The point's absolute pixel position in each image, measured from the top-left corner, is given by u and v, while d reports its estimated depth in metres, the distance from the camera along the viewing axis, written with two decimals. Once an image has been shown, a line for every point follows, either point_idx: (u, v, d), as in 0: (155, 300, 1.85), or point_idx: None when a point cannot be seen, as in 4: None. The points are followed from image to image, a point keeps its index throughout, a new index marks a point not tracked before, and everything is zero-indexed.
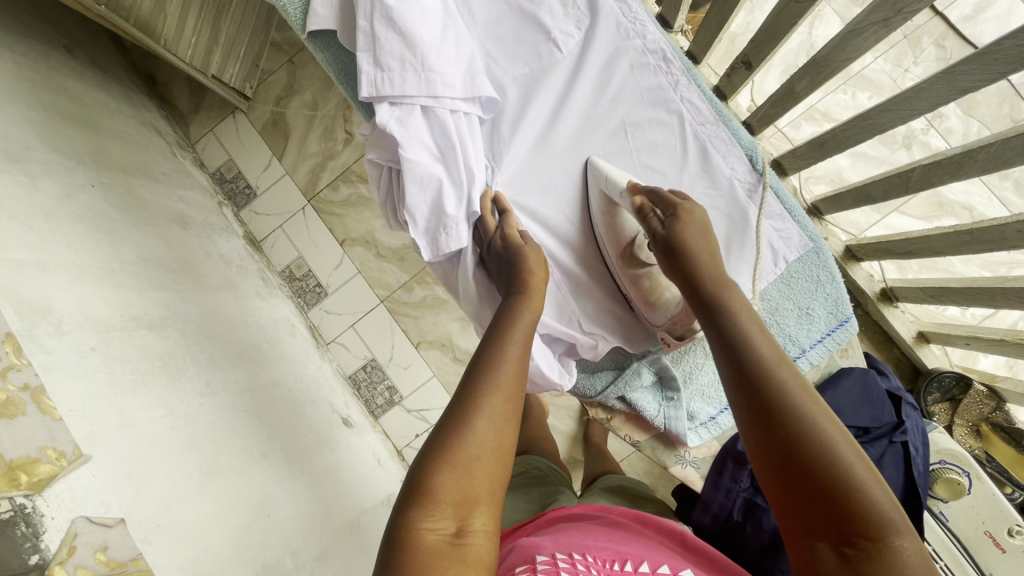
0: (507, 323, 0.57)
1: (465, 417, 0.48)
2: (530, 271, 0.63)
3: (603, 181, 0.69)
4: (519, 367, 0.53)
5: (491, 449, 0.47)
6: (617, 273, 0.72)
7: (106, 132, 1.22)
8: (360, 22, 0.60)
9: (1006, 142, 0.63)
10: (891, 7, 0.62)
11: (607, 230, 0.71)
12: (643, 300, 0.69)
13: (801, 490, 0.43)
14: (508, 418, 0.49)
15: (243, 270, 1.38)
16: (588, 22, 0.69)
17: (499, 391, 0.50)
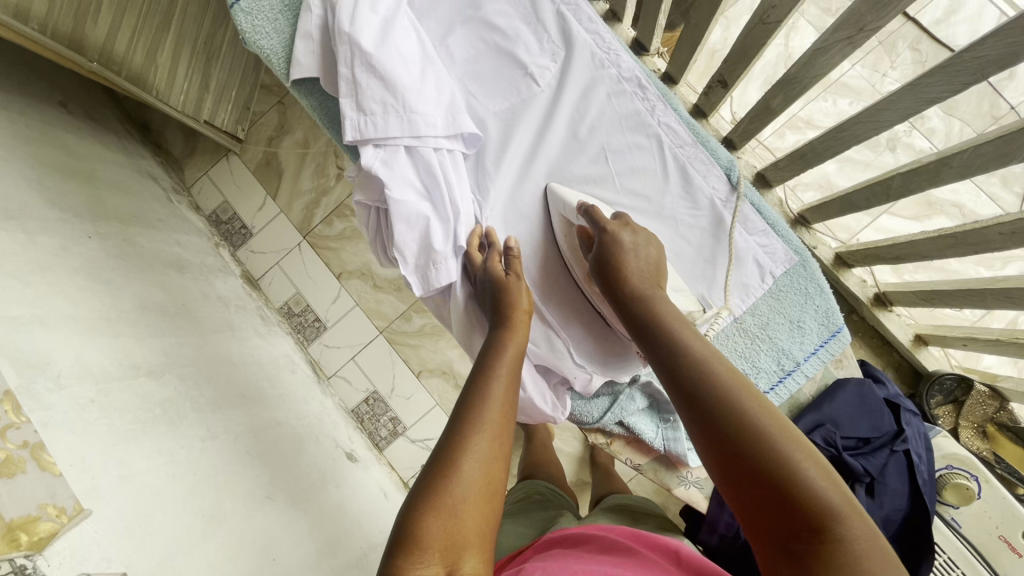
0: (490, 359, 0.58)
1: (450, 459, 0.48)
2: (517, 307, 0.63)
3: (561, 205, 0.70)
4: (504, 405, 0.54)
5: (477, 485, 0.47)
6: (586, 292, 0.70)
7: (103, 183, 1.24)
8: (341, 69, 0.63)
9: (977, 149, 0.64)
10: (854, 25, 0.62)
11: (569, 249, 0.70)
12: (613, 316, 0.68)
13: (745, 482, 0.43)
14: (495, 453, 0.50)
15: (242, 309, 1.39)
16: (563, 54, 0.70)
17: (486, 428, 0.51)
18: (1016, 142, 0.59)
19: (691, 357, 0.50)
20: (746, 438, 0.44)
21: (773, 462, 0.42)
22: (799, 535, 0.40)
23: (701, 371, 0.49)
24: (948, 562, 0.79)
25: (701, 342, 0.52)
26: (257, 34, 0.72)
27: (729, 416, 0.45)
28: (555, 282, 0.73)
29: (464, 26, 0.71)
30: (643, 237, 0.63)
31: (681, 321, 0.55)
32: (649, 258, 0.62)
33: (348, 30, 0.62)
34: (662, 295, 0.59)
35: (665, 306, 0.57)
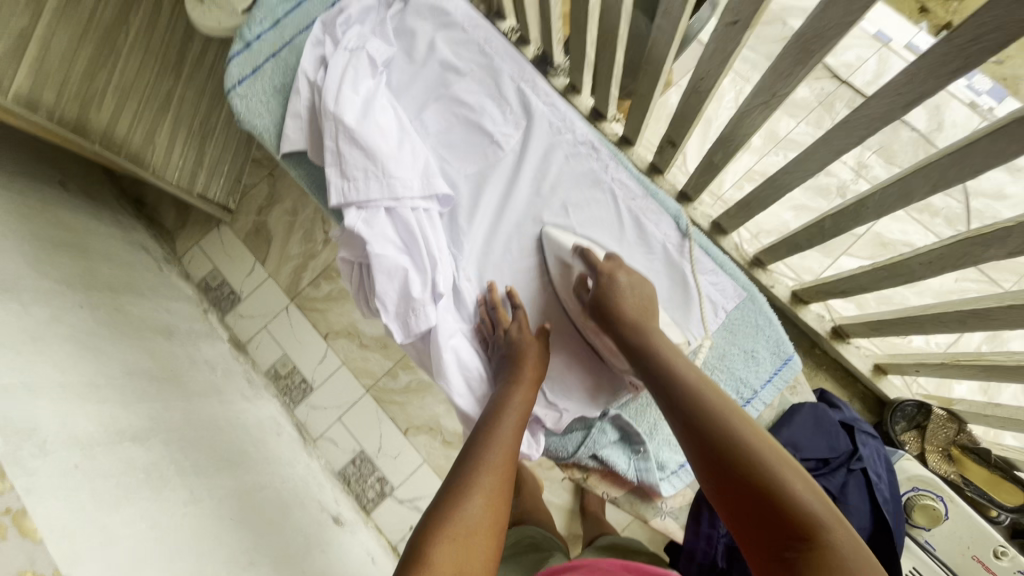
0: (498, 404, 0.64)
1: (462, 493, 0.53)
2: (530, 361, 0.68)
3: (555, 246, 0.74)
4: (510, 449, 0.59)
5: (483, 524, 0.52)
6: (582, 330, 0.72)
7: (96, 256, 1.29)
8: (327, 143, 0.72)
9: (884, 191, 0.68)
10: (767, 92, 0.71)
11: (564, 289, 0.74)
12: (608, 351, 0.69)
13: (741, 497, 0.47)
14: (500, 492, 0.55)
15: (228, 373, 1.40)
16: (524, 124, 0.80)
17: (492, 467, 0.56)
18: (913, 184, 0.63)
19: (688, 384, 0.56)
20: (738, 457, 0.49)
21: (764, 477, 0.47)
22: (791, 544, 0.43)
23: (693, 397, 0.55)
24: None
25: (691, 370, 0.58)
26: (252, 115, 0.83)
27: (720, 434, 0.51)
28: (558, 329, 0.75)
29: (436, 103, 0.81)
30: (635, 280, 0.67)
31: (676, 353, 0.61)
32: (642, 296, 0.67)
33: (333, 109, 0.72)
34: (656, 330, 0.64)
35: (660, 340, 0.62)
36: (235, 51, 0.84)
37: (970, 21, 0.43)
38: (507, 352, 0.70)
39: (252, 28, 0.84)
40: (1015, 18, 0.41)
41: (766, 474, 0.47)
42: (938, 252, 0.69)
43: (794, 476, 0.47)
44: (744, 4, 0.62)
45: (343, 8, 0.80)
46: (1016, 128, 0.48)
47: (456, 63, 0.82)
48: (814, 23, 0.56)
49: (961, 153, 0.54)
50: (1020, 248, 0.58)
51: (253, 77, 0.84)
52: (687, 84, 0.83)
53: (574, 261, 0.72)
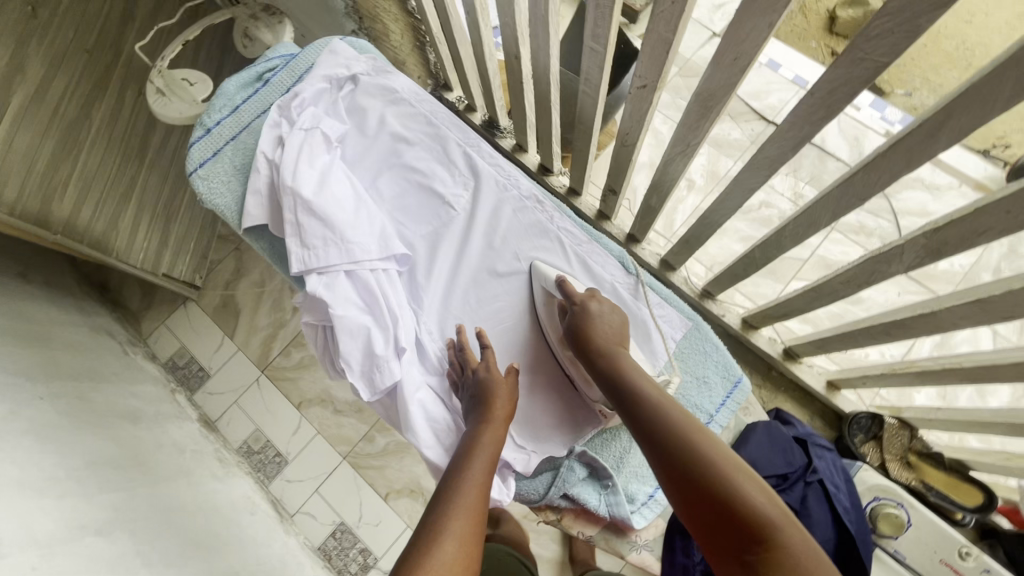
0: (467, 443, 0.64)
1: (429, 533, 0.52)
2: (494, 398, 0.69)
3: (542, 279, 0.78)
4: (479, 484, 0.59)
5: (462, 568, 0.50)
6: (561, 359, 0.74)
7: (58, 345, 1.27)
8: (287, 216, 0.76)
9: (794, 221, 0.74)
10: (682, 143, 0.79)
11: (547, 319, 0.77)
12: (584, 378, 0.71)
13: (705, 508, 0.49)
14: (470, 529, 0.54)
15: (198, 453, 1.37)
16: (472, 184, 0.86)
17: (460, 504, 0.56)
18: (815, 216, 0.70)
19: (654, 402, 0.58)
20: (696, 470, 0.50)
21: (721, 485, 0.49)
22: (752, 550, 0.45)
23: (654, 414, 0.57)
24: None
25: (656, 389, 0.60)
26: (213, 194, 0.87)
27: (686, 450, 0.52)
28: (530, 370, 0.77)
29: (389, 171, 0.87)
30: (608, 306, 0.71)
31: (642, 373, 0.63)
32: (615, 324, 0.70)
33: (291, 183, 0.77)
34: (625, 353, 0.66)
35: (627, 363, 0.64)
36: (195, 137, 0.90)
37: (825, 77, 0.51)
38: (475, 392, 0.70)
39: (211, 115, 0.90)
40: (855, 73, 0.49)
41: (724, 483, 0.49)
42: (850, 272, 0.75)
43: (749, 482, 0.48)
44: (648, 70, 0.70)
45: (297, 93, 0.87)
46: (881, 161, 0.55)
47: (406, 133, 0.88)
48: (707, 84, 0.65)
49: (846, 184, 0.61)
50: (915, 262, 0.65)
51: (214, 159, 0.89)
52: (615, 139, 0.92)
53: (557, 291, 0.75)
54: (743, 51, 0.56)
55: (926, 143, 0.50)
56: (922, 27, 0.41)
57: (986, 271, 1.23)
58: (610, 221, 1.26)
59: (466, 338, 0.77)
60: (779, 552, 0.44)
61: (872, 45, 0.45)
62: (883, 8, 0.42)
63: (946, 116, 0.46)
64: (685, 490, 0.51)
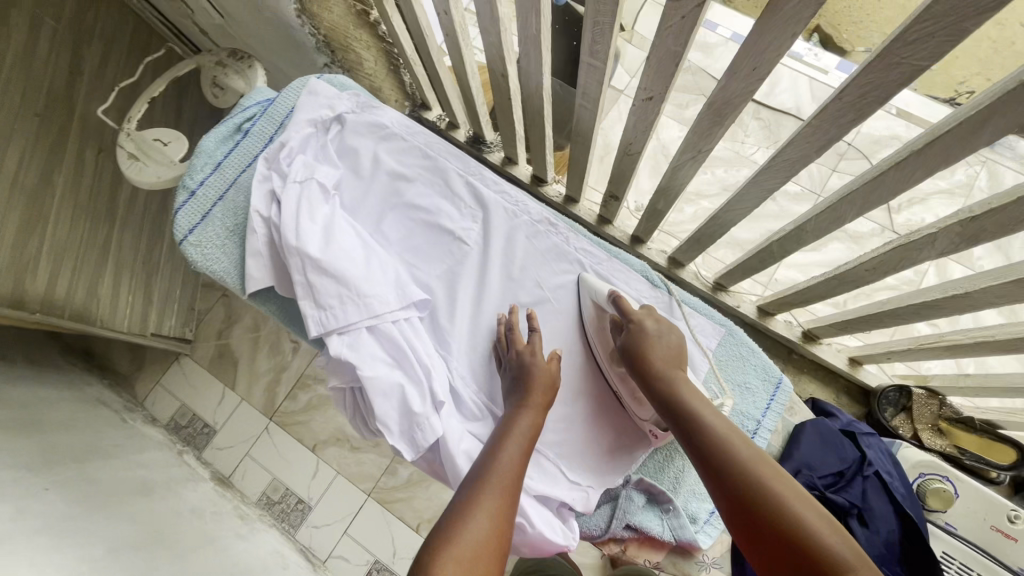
0: (508, 426, 0.63)
1: (465, 509, 0.52)
2: (539, 381, 0.68)
3: (591, 292, 0.75)
4: (517, 467, 0.58)
5: (491, 540, 0.50)
6: (607, 373, 0.73)
7: (53, 427, 1.19)
8: (296, 277, 0.72)
9: (817, 217, 0.74)
10: (693, 148, 0.77)
11: (595, 333, 0.75)
12: (631, 395, 0.70)
13: (771, 541, 0.48)
14: (505, 509, 0.53)
15: (218, 514, 1.29)
16: (481, 215, 0.83)
17: (499, 484, 0.55)
18: (842, 210, 0.70)
19: (713, 431, 0.56)
20: (763, 504, 0.49)
21: (790, 521, 0.48)
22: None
23: (715, 441, 0.55)
24: (963, 566, 0.84)
25: (715, 416, 0.57)
26: (209, 261, 0.82)
27: (753, 486, 0.51)
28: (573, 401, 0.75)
29: (393, 212, 0.84)
30: (664, 325, 0.68)
31: (697, 397, 0.60)
32: (675, 343, 0.67)
33: (295, 243, 0.73)
34: (684, 375, 0.63)
35: (685, 385, 0.62)
36: (179, 202, 0.84)
37: (856, 83, 0.50)
38: (518, 376, 0.70)
39: (193, 176, 0.85)
40: (889, 78, 0.47)
41: (792, 518, 0.48)
42: (878, 259, 0.75)
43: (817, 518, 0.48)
44: (655, 83, 0.68)
45: (284, 142, 0.82)
46: (917, 157, 0.54)
47: (403, 170, 0.84)
48: (721, 92, 0.63)
49: (877, 181, 0.60)
50: (948, 247, 0.65)
51: (204, 223, 0.84)
52: (617, 149, 0.90)
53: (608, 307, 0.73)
54: (763, 60, 0.54)
55: (968, 139, 0.49)
56: (968, 30, 0.40)
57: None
58: (611, 224, 1.24)
59: (516, 320, 0.76)
60: None
61: (911, 49, 0.43)
62: (923, 14, 0.41)
63: (990, 114, 0.45)
64: (752, 524, 0.49)
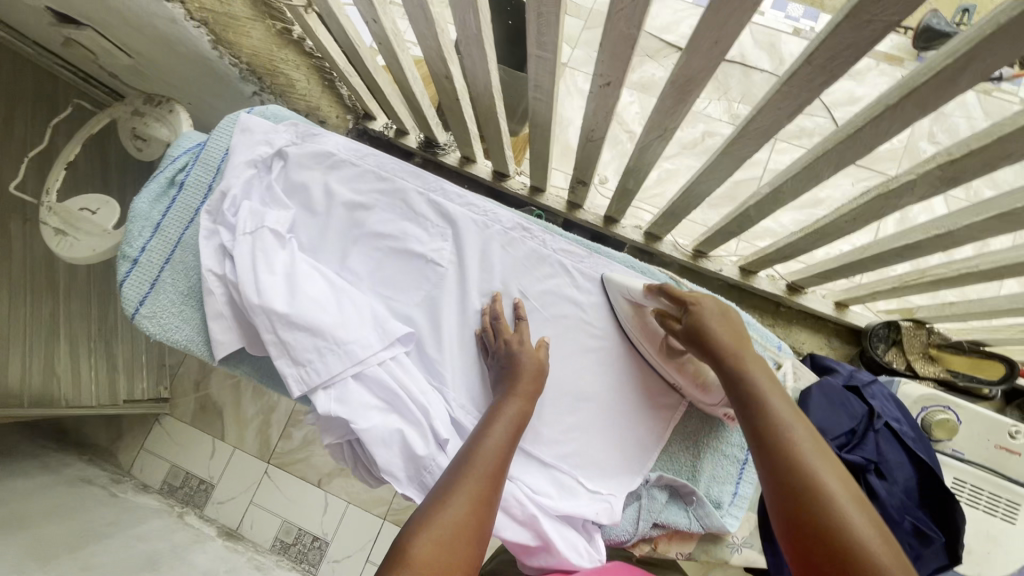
0: (495, 413, 0.63)
1: (443, 498, 0.51)
2: (524, 370, 0.67)
3: (624, 290, 0.73)
4: (500, 457, 0.57)
5: (468, 525, 0.50)
6: (659, 366, 0.72)
7: (39, 519, 1.11)
8: (267, 337, 0.67)
9: (793, 178, 0.73)
10: (659, 127, 0.75)
11: (636, 330, 0.72)
12: (696, 383, 0.69)
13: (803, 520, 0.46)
14: (484, 498, 0.53)
15: (234, 571, 1.23)
16: (450, 232, 0.79)
17: (482, 473, 0.54)
18: (818, 168, 0.68)
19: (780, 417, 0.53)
20: (804, 480, 0.48)
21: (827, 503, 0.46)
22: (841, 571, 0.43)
23: (768, 414, 0.53)
24: (974, 490, 0.88)
25: (789, 406, 0.54)
26: (168, 331, 0.76)
27: (805, 474, 0.48)
28: (580, 408, 0.74)
29: (357, 245, 0.79)
30: (724, 313, 0.64)
31: (769, 381, 0.57)
32: (734, 322, 0.63)
33: (258, 301, 0.67)
34: (749, 352, 0.60)
35: (750, 359, 0.59)
36: (122, 274, 0.78)
37: (824, 46, 0.47)
38: (505, 367, 0.69)
39: (132, 243, 0.78)
40: (861, 37, 0.45)
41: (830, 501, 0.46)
42: (857, 210, 0.74)
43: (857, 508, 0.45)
44: (611, 68, 0.65)
45: (224, 191, 0.75)
46: (892, 112, 0.53)
47: (359, 199, 0.79)
48: (682, 70, 0.60)
49: (853, 137, 0.59)
50: (928, 191, 0.64)
51: (154, 292, 0.77)
52: (579, 136, 0.86)
53: (648, 301, 0.70)
54: (724, 34, 0.51)
55: (945, 89, 0.47)
56: None
57: (925, 141, 1.28)
58: (581, 208, 1.21)
59: (500, 308, 0.75)
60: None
61: (881, 6, 0.41)
62: None
63: (966, 62, 0.44)
64: (792, 512, 0.47)
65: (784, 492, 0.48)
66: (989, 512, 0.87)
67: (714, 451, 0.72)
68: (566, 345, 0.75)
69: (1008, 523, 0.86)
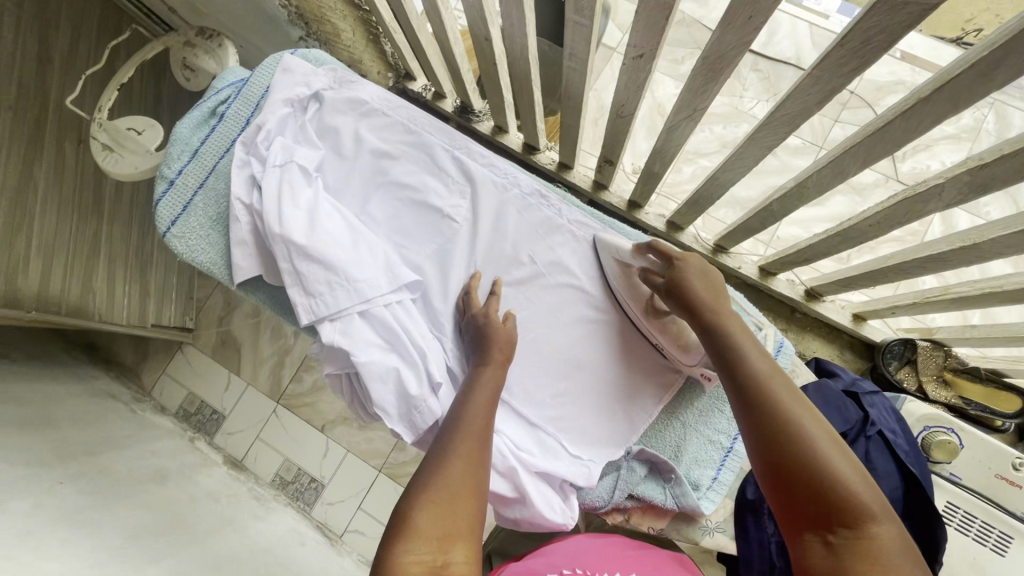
0: (474, 384, 0.64)
1: (436, 463, 0.52)
2: (495, 341, 0.69)
3: (613, 250, 0.73)
4: (483, 421, 0.58)
5: (464, 485, 0.50)
6: (644, 328, 0.73)
7: (61, 423, 1.18)
8: (282, 265, 0.71)
9: (819, 172, 0.72)
10: (688, 107, 0.74)
11: (625, 289, 0.73)
12: (675, 343, 0.70)
13: (792, 479, 0.48)
14: (475, 457, 0.53)
15: (234, 498, 1.30)
16: (469, 190, 0.80)
17: (466, 435, 0.56)
18: (845, 163, 0.67)
19: (759, 375, 0.54)
20: (796, 442, 0.49)
21: (818, 463, 0.47)
22: (835, 530, 0.45)
23: (756, 378, 0.54)
24: (966, 516, 0.85)
25: (768, 365, 0.55)
26: (195, 252, 0.81)
27: (797, 435, 0.49)
28: (573, 371, 0.75)
29: (378, 192, 0.81)
30: (707, 271, 0.65)
31: (749, 340, 0.59)
32: (715, 278, 0.64)
33: (279, 231, 0.71)
34: (727, 310, 0.62)
35: (728, 318, 0.61)
36: (159, 192, 0.82)
37: (857, 27, 0.46)
38: (476, 335, 0.70)
39: (170, 165, 0.82)
40: (896, 20, 0.44)
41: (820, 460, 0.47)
42: (882, 213, 0.73)
43: (847, 466, 0.47)
44: (645, 39, 0.64)
45: (260, 125, 0.78)
46: (924, 105, 0.51)
47: (386, 147, 0.81)
48: (716, 45, 0.59)
49: (882, 131, 0.58)
50: (956, 197, 0.62)
51: (186, 213, 0.81)
52: (610, 112, 0.87)
53: (637, 261, 0.70)
54: (758, 9, 0.50)
55: (980, 83, 0.46)
56: None
57: None
58: (608, 190, 1.21)
59: (474, 284, 0.76)
60: (866, 538, 0.44)
61: None
62: None
63: (1003, 55, 0.42)
64: (782, 473, 0.49)
65: (775, 453, 0.50)
66: (979, 541, 0.84)
67: (700, 434, 0.73)
68: (568, 311, 0.76)
69: (998, 554, 0.83)
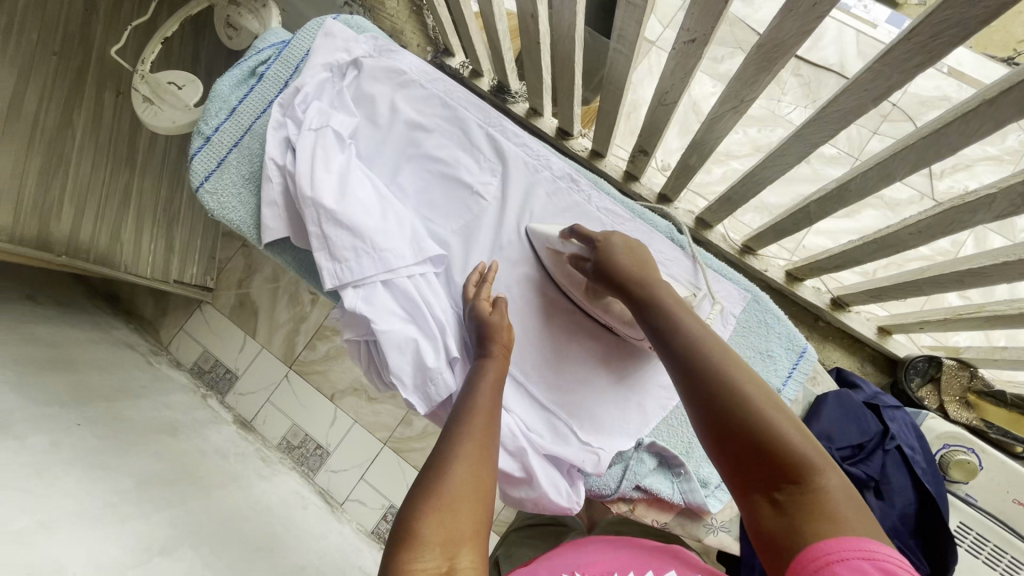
0: (476, 379, 0.62)
1: (439, 463, 0.50)
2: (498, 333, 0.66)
3: (545, 239, 0.74)
4: (488, 420, 0.56)
5: (470, 487, 0.48)
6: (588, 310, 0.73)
7: (81, 367, 1.21)
8: (311, 228, 0.71)
9: (863, 175, 0.70)
10: (734, 98, 0.73)
11: (563, 276, 0.73)
12: (619, 321, 0.70)
13: (736, 442, 0.46)
14: (481, 458, 0.51)
15: (241, 455, 1.33)
16: (500, 169, 0.80)
17: (468, 433, 0.53)
18: (892, 166, 0.66)
19: (689, 339, 0.53)
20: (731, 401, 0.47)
21: (758, 424, 0.45)
22: (784, 489, 0.43)
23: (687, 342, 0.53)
24: (979, 539, 0.85)
25: (699, 327, 0.54)
26: (226, 209, 0.81)
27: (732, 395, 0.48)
28: (588, 358, 0.75)
29: (410, 164, 0.81)
30: (632, 245, 0.66)
31: (679, 305, 0.58)
32: (637, 252, 0.65)
33: (311, 193, 0.71)
34: (656, 280, 0.62)
35: (658, 287, 0.60)
36: (195, 147, 0.83)
37: (928, 18, 0.45)
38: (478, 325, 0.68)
39: (208, 122, 0.83)
40: (971, 13, 0.42)
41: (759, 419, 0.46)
42: (925, 222, 0.71)
43: (786, 420, 0.46)
44: (698, 24, 0.63)
45: (299, 87, 0.79)
46: (989, 107, 0.50)
47: (420, 120, 0.81)
48: (774, 33, 0.58)
49: (939, 134, 0.56)
50: (1007, 209, 0.60)
51: (220, 170, 0.82)
52: (652, 99, 0.85)
53: (566, 248, 0.71)
54: None
55: None
56: None
57: None
58: (638, 181, 1.20)
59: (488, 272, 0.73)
60: (811, 492, 0.43)
61: None
62: None
63: None
64: (724, 439, 0.47)
65: (714, 420, 0.48)
66: (988, 563, 0.84)
67: None
68: None
69: None
